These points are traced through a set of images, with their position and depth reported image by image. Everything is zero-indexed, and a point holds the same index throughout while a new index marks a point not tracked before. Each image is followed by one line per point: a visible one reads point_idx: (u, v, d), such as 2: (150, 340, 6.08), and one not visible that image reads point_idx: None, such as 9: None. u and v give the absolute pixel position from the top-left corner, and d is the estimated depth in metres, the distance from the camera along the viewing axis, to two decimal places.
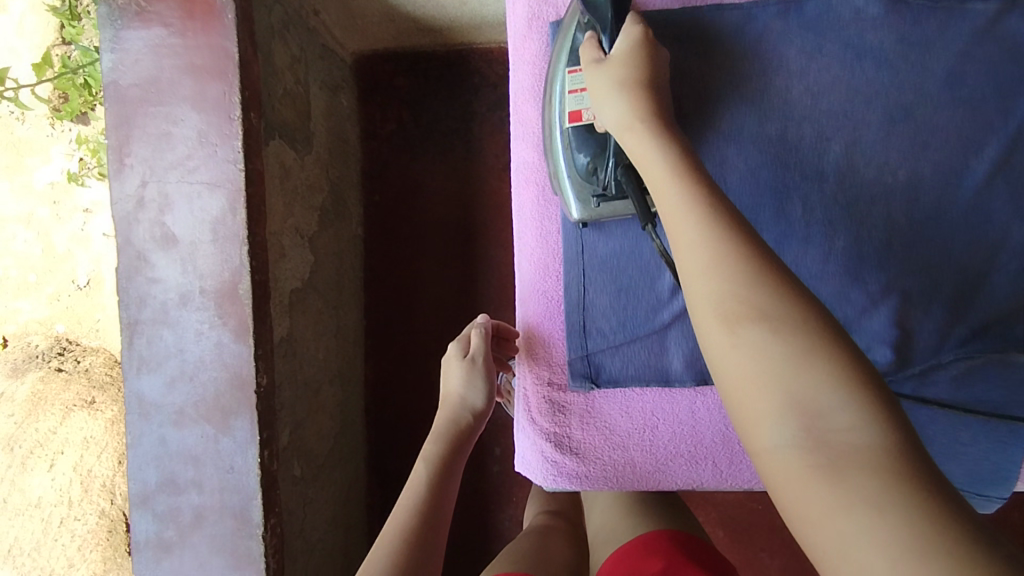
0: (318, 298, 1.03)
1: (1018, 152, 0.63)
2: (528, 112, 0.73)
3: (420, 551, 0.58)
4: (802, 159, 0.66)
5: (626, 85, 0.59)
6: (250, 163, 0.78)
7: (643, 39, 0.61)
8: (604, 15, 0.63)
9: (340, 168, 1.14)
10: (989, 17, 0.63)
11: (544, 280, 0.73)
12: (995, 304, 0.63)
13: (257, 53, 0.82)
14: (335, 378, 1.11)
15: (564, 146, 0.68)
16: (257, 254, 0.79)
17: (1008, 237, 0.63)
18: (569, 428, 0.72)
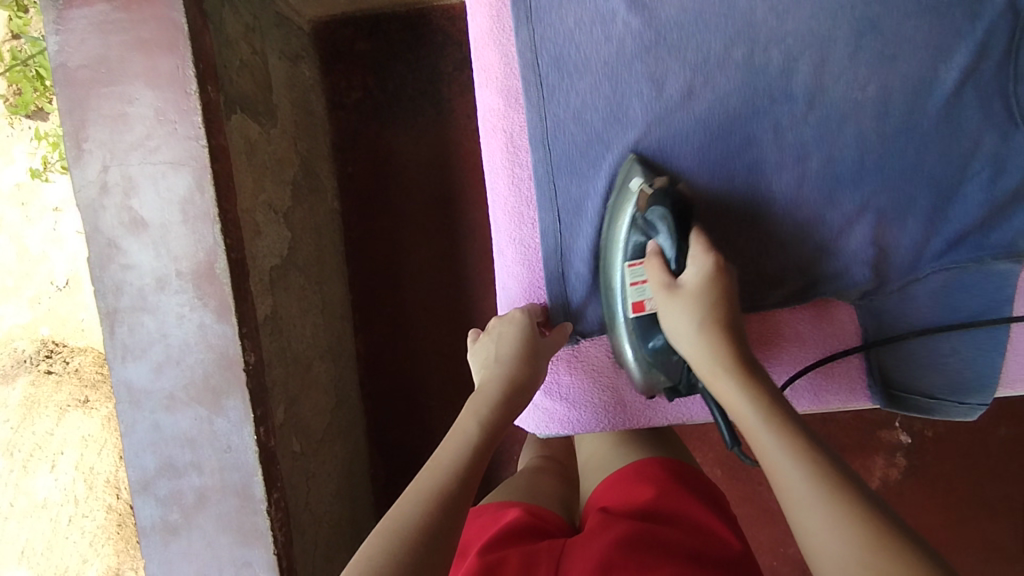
0: (300, 274, 1.02)
1: (986, 57, 0.62)
2: (489, 56, 0.71)
3: (449, 516, 0.53)
4: (771, 83, 0.64)
5: (705, 329, 0.59)
6: (213, 138, 0.76)
7: (714, 276, 0.61)
8: (667, 233, 0.62)
9: (309, 140, 1.11)
10: None
11: (519, 229, 0.72)
12: (969, 214, 0.64)
13: (207, 23, 0.78)
14: (326, 354, 1.11)
15: (630, 336, 0.67)
16: (231, 232, 0.77)
17: (980, 146, 0.63)
18: (558, 375, 0.73)
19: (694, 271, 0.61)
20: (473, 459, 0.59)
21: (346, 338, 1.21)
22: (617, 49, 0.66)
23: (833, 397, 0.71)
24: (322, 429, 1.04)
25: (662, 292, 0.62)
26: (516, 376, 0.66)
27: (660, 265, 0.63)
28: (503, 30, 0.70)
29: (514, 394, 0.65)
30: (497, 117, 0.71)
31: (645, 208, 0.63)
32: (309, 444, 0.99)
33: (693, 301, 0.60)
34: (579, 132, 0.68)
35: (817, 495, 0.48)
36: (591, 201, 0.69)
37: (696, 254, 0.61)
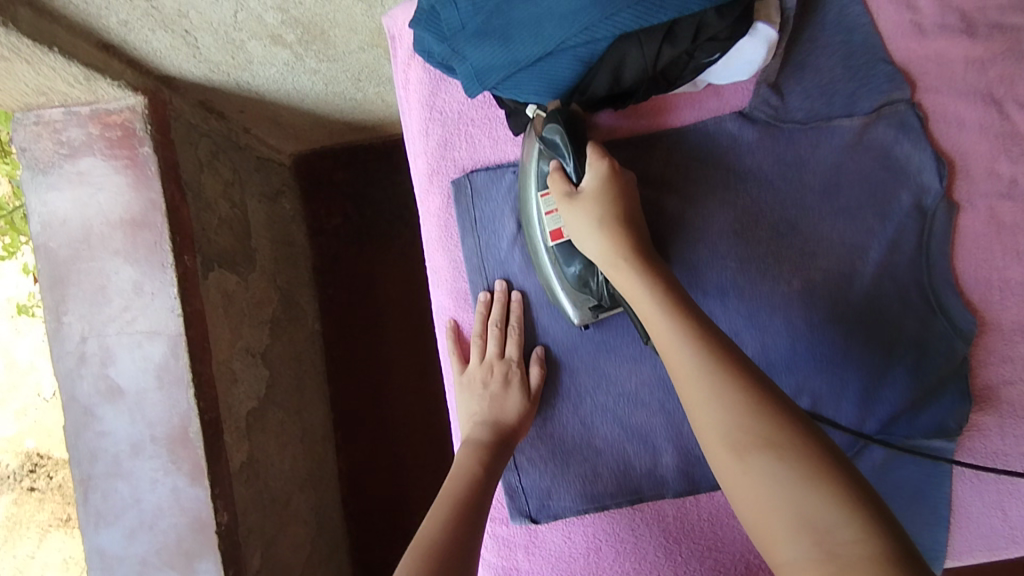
0: (278, 410, 1.03)
1: (898, 251, 0.70)
2: (439, 260, 0.77)
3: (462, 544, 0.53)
4: (703, 278, 0.71)
5: (604, 226, 0.62)
6: (188, 305, 0.79)
7: (608, 172, 0.64)
8: (565, 149, 0.65)
9: (289, 272, 1.15)
10: (855, 131, 0.70)
11: None
12: (902, 395, 0.69)
13: (186, 194, 0.83)
14: (307, 483, 1.11)
15: (553, 263, 0.70)
16: (205, 394, 0.79)
17: (902, 329, 0.69)
18: (516, 560, 0.76)
19: (591, 177, 0.64)
20: (466, 514, 0.58)
21: (328, 461, 1.21)
22: None
23: None
24: (301, 565, 1.03)
25: (562, 200, 0.65)
26: (495, 438, 0.68)
27: (561, 179, 0.66)
28: (449, 237, 0.76)
29: (493, 455, 0.66)
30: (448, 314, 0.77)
31: (543, 129, 0.67)
32: None
33: (588, 200, 0.63)
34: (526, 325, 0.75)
35: (704, 382, 0.50)
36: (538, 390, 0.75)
37: (591, 163, 0.64)
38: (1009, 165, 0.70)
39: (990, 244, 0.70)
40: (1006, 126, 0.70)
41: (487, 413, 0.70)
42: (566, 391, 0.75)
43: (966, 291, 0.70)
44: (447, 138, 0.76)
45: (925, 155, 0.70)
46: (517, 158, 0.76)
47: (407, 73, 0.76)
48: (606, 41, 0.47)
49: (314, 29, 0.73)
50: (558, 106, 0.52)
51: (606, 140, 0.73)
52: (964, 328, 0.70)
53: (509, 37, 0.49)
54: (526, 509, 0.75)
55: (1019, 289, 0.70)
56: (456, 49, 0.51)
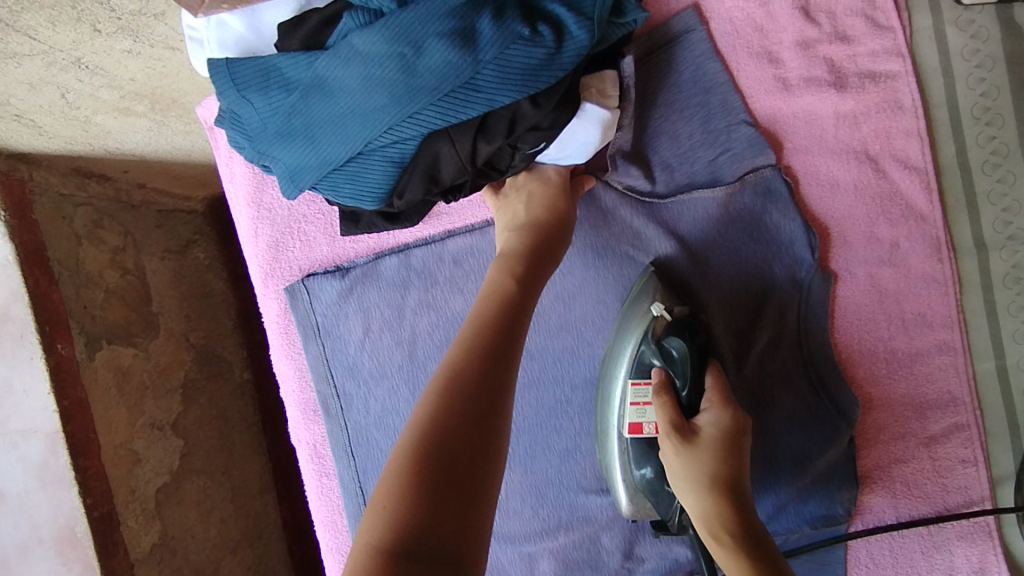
0: (199, 477, 0.99)
1: (770, 331, 0.67)
2: (286, 370, 0.75)
3: (497, 352, 0.52)
4: (571, 370, 0.72)
5: (711, 492, 0.55)
6: (66, 398, 0.74)
7: (731, 428, 0.57)
8: (680, 372, 0.60)
9: (206, 326, 1.11)
10: (718, 202, 0.67)
11: (335, 537, 0.74)
12: (788, 481, 0.67)
13: (55, 278, 0.78)
14: (238, 545, 1.07)
15: (622, 453, 0.65)
16: (93, 489, 0.75)
17: (780, 413, 0.67)
18: None
19: (709, 420, 0.58)
20: (506, 316, 0.55)
21: (269, 511, 1.17)
22: (407, 354, 0.70)
23: None
24: None
25: (669, 435, 0.58)
26: (535, 238, 0.61)
27: (671, 403, 0.59)
28: (292, 347, 0.74)
29: (548, 251, 0.61)
30: (298, 431, 0.74)
31: (663, 335, 0.62)
32: None
33: (703, 449, 0.57)
34: (381, 435, 0.72)
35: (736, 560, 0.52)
36: None
37: (712, 403, 0.59)
38: (888, 229, 0.67)
39: (874, 313, 0.68)
40: (885, 185, 0.67)
41: (526, 214, 0.62)
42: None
43: (849, 364, 0.68)
44: (280, 238, 0.72)
45: (794, 225, 0.67)
46: (356, 256, 0.72)
47: (229, 166, 0.71)
48: (415, 139, 0.47)
49: (163, 99, 0.71)
50: (379, 207, 0.51)
51: (450, 230, 0.69)
52: (848, 410, 0.67)
53: (315, 140, 0.47)
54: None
55: (906, 360, 0.67)
56: (266, 152, 0.49)
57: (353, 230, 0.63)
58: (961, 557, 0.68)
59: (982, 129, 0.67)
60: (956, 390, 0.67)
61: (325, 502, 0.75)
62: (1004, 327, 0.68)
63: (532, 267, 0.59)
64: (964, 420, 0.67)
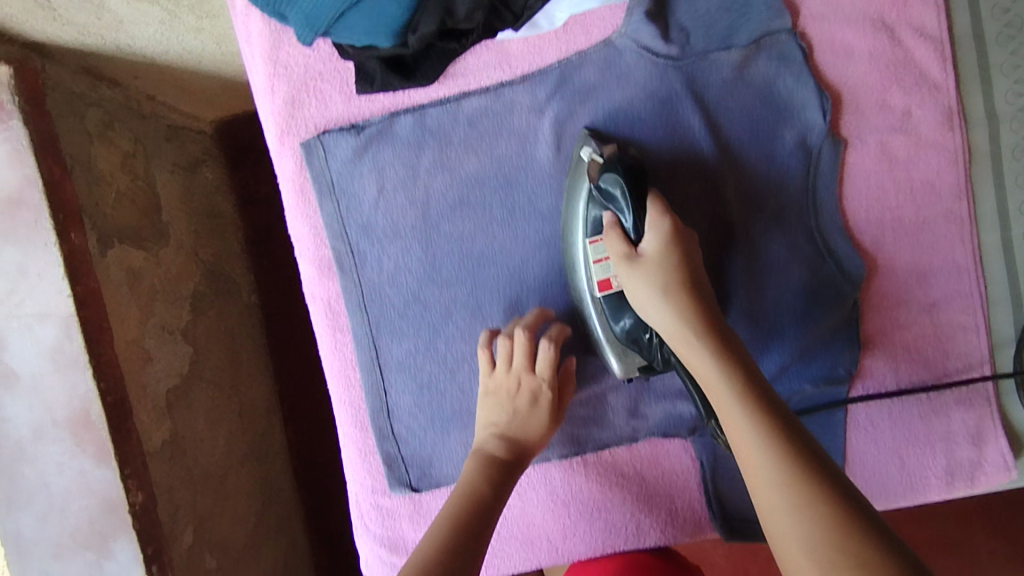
0: (208, 386, 1.01)
1: (784, 194, 0.74)
2: (300, 227, 0.78)
3: (468, 537, 0.62)
4: None
5: (669, 290, 0.64)
6: (80, 285, 0.76)
7: (671, 232, 0.67)
8: (624, 201, 0.67)
9: (214, 244, 1.11)
10: (733, 66, 0.74)
11: (348, 391, 0.80)
12: (794, 338, 0.75)
13: (69, 170, 0.78)
14: (246, 458, 1.09)
15: (599, 313, 0.72)
16: (106, 375, 0.77)
17: (786, 272, 0.74)
18: (402, 530, 0.80)
19: (650, 238, 0.67)
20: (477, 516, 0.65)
21: (274, 432, 1.21)
22: (421, 213, 0.77)
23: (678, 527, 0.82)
24: (245, 537, 1.04)
25: (623, 262, 0.67)
26: (510, 455, 0.72)
27: (620, 237, 0.68)
28: (306, 204, 0.77)
29: (505, 471, 0.71)
30: (313, 287, 0.79)
31: (601, 176, 0.68)
32: (229, 556, 0.99)
33: (649, 267, 0.66)
34: (394, 293, 0.78)
35: (780, 478, 0.54)
36: (412, 357, 0.78)
37: (652, 220, 0.67)
38: (903, 96, 0.74)
39: (882, 182, 0.75)
40: (900, 53, 0.74)
41: (510, 429, 0.73)
42: (441, 357, 0.78)
43: (857, 233, 0.75)
44: (295, 95, 0.76)
45: (808, 91, 0.73)
46: (371, 116, 0.77)
47: (247, 24, 0.74)
48: None
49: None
50: (397, 44, 0.68)
51: (464, 92, 0.77)
52: (854, 273, 0.74)
53: None
54: (407, 479, 0.79)
55: (912, 228, 0.75)
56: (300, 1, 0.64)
57: (370, 89, 0.76)
58: (958, 421, 0.75)
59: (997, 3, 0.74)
60: (960, 259, 0.74)
61: (338, 358, 0.81)
62: (1010, 198, 0.75)
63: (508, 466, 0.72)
64: (967, 288, 0.75)
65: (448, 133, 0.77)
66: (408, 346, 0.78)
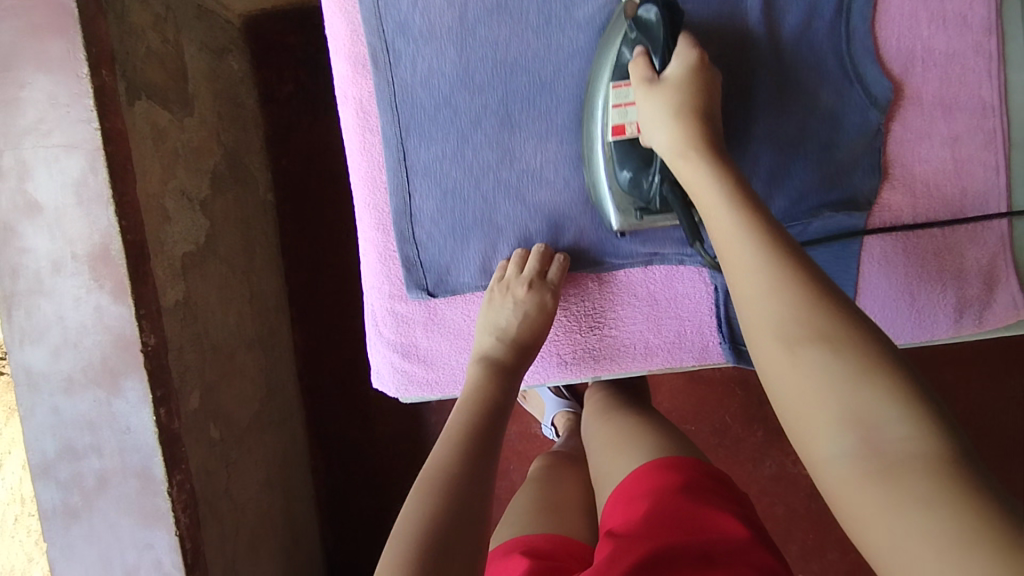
0: (221, 263, 1.02)
1: (816, 19, 0.72)
2: (337, 22, 0.75)
3: (475, 458, 0.64)
4: None
5: (681, 114, 0.65)
6: (107, 121, 0.76)
7: (697, 64, 0.67)
8: (659, 35, 0.68)
9: (235, 131, 1.12)
10: None
11: (374, 194, 0.77)
12: (818, 163, 0.73)
13: (105, 11, 0.79)
14: (253, 344, 1.10)
15: (607, 162, 0.71)
16: (128, 214, 0.78)
17: (817, 101, 0.72)
18: (415, 337, 0.79)
19: (677, 65, 0.67)
20: (482, 435, 0.67)
21: (281, 329, 1.22)
22: (459, 15, 0.73)
23: (688, 353, 0.79)
24: (247, 419, 1.05)
25: (642, 86, 0.68)
26: (514, 357, 0.75)
27: (644, 62, 0.68)
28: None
29: (508, 375, 0.75)
30: (347, 84, 0.76)
31: (636, 10, 0.69)
32: (232, 432, 1.00)
33: (669, 86, 0.66)
34: (425, 95, 0.75)
35: (785, 298, 0.53)
36: (439, 163, 0.76)
37: (679, 53, 0.67)
38: None
39: (916, 10, 0.71)
40: None
41: (513, 333, 0.76)
42: (467, 166, 0.76)
43: (891, 67, 0.72)
44: None
45: None
46: None
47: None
48: None
49: None
50: None
51: None
52: (879, 97, 0.71)
53: None
54: (424, 283, 0.77)
55: (942, 61, 0.71)
56: None
57: None
58: (971, 259, 0.73)
59: None
60: (986, 96, 0.71)
61: (364, 160, 0.78)
62: None
63: (512, 371, 0.75)
64: (992, 127, 0.72)
65: None
66: (436, 150, 0.75)
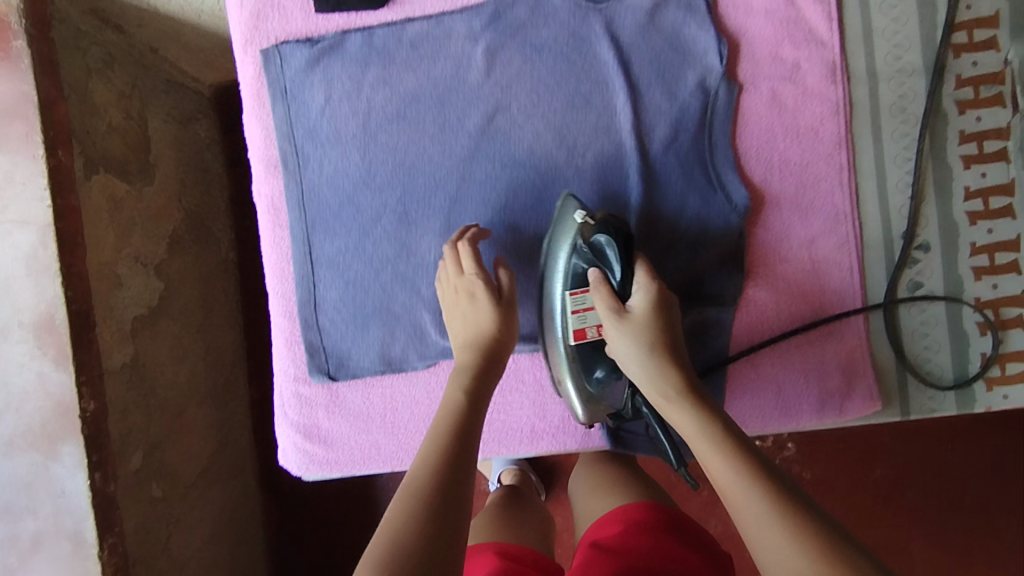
0: (174, 323, 1.06)
1: (683, 131, 0.80)
2: (254, 128, 0.83)
3: (458, 463, 0.61)
4: (505, 150, 0.81)
5: (651, 352, 0.68)
6: (60, 199, 0.82)
7: (656, 298, 0.70)
8: (612, 262, 0.71)
9: (199, 194, 1.17)
10: (646, 11, 0.81)
11: (281, 283, 0.84)
12: (684, 261, 0.80)
13: (66, 94, 0.86)
14: (205, 399, 1.13)
15: (570, 363, 0.77)
16: (75, 285, 0.82)
17: (685, 207, 0.80)
18: (316, 419, 0.83)
19: (639, 297, 0.71)
20: (461, 438, 0.65)
21: (237, 384, 1.24)
22: (362, 122, 0.81)
23: (570, 437, 0.86)
24: (194, 474, 1.07)
25: (611, 317, 0.71)
26: (479, 356, 0.73)
27: (607, 292, 0.72)
28: (260, 104, 0.82)
29: (486, 370, 0.73)
30: (260, 183, 0.83)
31: (590, 235, 0.73)
32: (175, 489, 1.02)
33: (633, 321, 0.70)
34: (331, 194, 0.82)
35: (767, 516, 0.55)
36: (342, 255, 0.82)
37: (640, 281, 0.72)
38: (792, 50, 0.80)
39: (772, 124, 0.81)
40: (792, 13, 0.80)
41: (477, 328, 0.74)
42: (369, 258, 0.82)
43: (752, 176, 0.81)
44: (261, 9, 0.82)
45: (709, 38, 0.80)
46: (326, 32, 0.83)
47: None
48: None
49: None
50: None
51: (411, 18, 0.82)
52: (739, 204, 0.80)
53: None
54: (326, 367, 0.83)
55: (797, 168, 0.81)
56: None
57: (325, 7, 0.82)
58: (831, 351, 0.81)
59: None
60: (838, 202, 0.81)
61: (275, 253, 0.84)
62: (885, 150, 0.81)
63: (490, 356, 0.74)
64: (845, 230, 0.81)
65: (394, 51, 0.81)
66: (339, 244, 0.81)
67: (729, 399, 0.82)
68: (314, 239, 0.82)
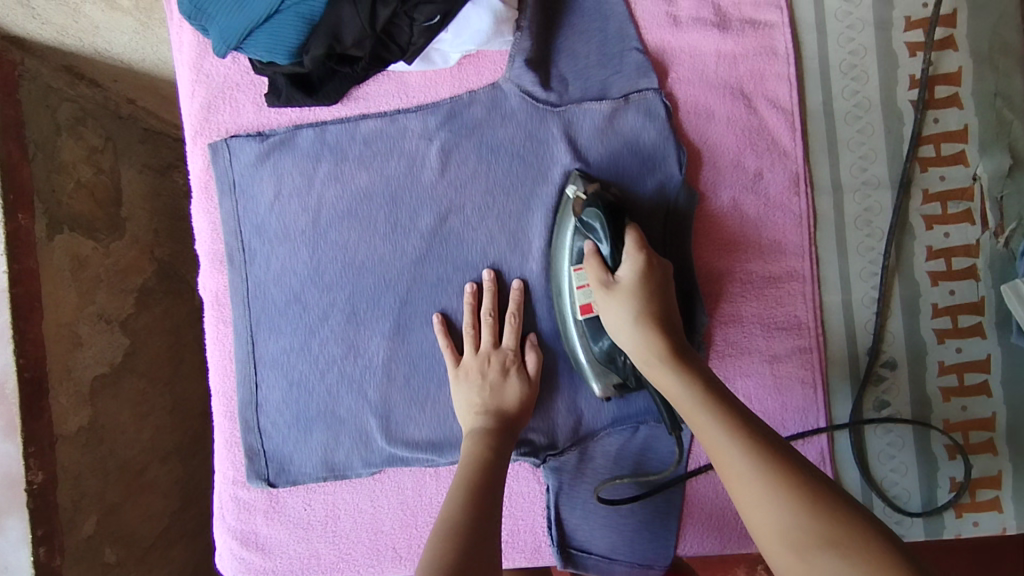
0: (139, 379, 1.02)
1: None
2: (201, 222, 0.82)
3: (481, 517, 0.60)
4: (455, 254, 0.79)
5: (639, 320, 0.65)
6: (17, 262, 0.82)
7: (644, 263, 0.68)
8: (602, 232, 0.69)
9: (175, 244, 1.10)
10: (605, 115, 0.77)
11: (224, 382, 0.83)
12: None
13: (30, 155, 0.86)
14: (171, 456, 1.06)
15: (580, 336, 0.73)
16: (28, 350, 0.83)
17: None
18: (255, 525, 0.82)
19: (626, 268, 0.68)
20: (480, 492, 0.63)
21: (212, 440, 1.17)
22: (312, 220, 0.80)
23: (520, 550, 0.82)
24: (151, 536, 1.01)
25: (601, 289, 0.68)
26: (496, 424, 0.72)
27: (598, 264, 0.69)
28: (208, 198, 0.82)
29: (503, 436, 0.71)
30: (205, 278, 0.82)
31: (583, 210, 0.71)
32: (132, 555, 0.97)
33: (624, 292, 0.67)
34: (277, 292, 0.81)
35: (759, 483, 0.50)
36: (285, 355, 0.81)
37: (629, 251, 0.69)
38: (754, 159, 0.78)
39: (734, 236, 0.78)
40: (754, 121, 0.78)
41: (488, 399, 0.74)
42: (314, 358, 0.80)
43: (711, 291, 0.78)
44: (212, 100, 0.81)
45: (669, 146, 0.77)
46: (277, 126, 0.81)
47: (179, 33, 0.79)
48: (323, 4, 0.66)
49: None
50: (290, 63, 0.70)
51: (366, 114, 0.80)
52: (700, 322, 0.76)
53: None
54: (264, 473, 0.81)
55: (761, 283, 0.78)
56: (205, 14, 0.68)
57: (276, 104, 0.78)
58: None
59: (848, 83, 0.78)
60: (801, 315, 0.78)
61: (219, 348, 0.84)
62: (851, 264, 0.78)
63: (507, 427, 0.73)
64: (807, 344, 0.78)
65: (345, 150, 0.80)
66: (285, 343, 0.81)
67: (684, 520, 0.80)
68: (259, 336, 0.82)
